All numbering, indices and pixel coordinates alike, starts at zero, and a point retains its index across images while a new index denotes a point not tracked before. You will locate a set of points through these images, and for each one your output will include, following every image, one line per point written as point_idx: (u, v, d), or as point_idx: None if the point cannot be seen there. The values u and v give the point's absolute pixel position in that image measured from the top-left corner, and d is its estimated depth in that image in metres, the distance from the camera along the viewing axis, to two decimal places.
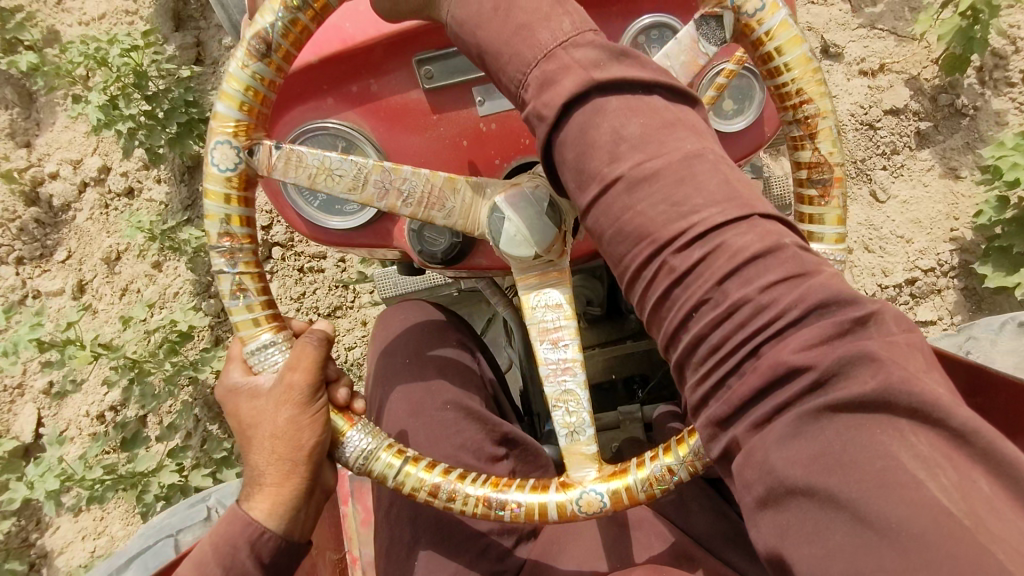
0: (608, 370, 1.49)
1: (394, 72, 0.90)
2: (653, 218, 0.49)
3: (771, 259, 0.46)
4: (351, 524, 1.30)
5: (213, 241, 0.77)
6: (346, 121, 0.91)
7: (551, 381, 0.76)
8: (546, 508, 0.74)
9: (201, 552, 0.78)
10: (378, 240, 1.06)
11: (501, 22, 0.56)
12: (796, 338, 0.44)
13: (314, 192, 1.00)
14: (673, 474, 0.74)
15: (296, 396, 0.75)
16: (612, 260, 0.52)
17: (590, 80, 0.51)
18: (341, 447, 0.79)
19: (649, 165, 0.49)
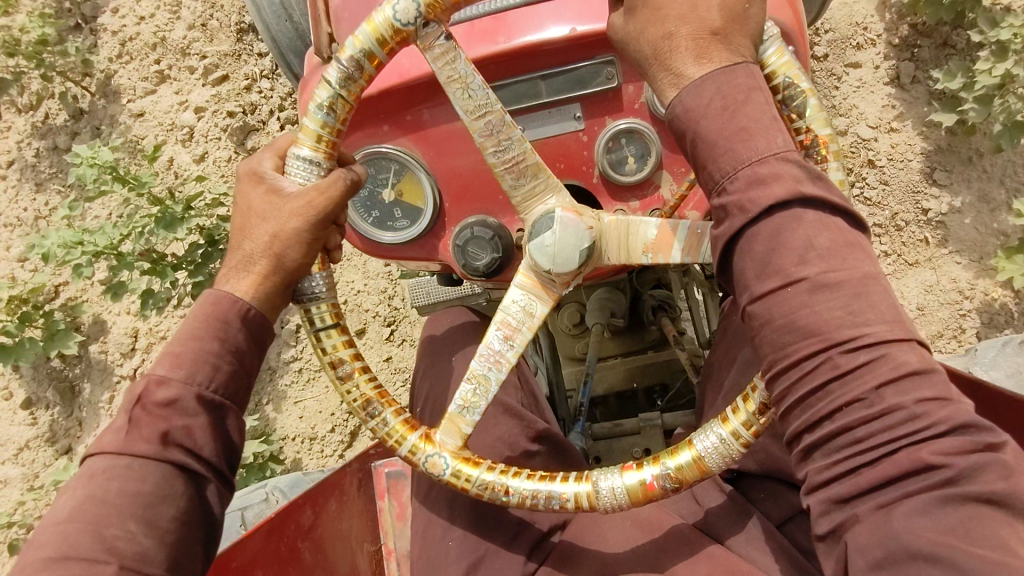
0: (629, 379, 1.57)
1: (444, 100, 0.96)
2: (828, 319, 0.57)
3: (925, 377, 0.55)
4: (387, 517, 1.36)
5: (342, 54, 0.80)
6: (401, 147, 0.98)
7: (486, 369, 0.86)
8: (402, 443, 0.87)
9: (185, 330, 0.78)
10: (424, 253, 1.05)
11: (725, 119, 0.63)
12: (937, 444, 0.52)
13: (369, 209, 1.02)
14: (505, 492, 0.84)
15: (319, 215, 0.81)
16: (769, 343, 0.60)
17: (797, 192, 0.59)
18: (304, 282, 0.85)
19: (832, 275, 0.58)
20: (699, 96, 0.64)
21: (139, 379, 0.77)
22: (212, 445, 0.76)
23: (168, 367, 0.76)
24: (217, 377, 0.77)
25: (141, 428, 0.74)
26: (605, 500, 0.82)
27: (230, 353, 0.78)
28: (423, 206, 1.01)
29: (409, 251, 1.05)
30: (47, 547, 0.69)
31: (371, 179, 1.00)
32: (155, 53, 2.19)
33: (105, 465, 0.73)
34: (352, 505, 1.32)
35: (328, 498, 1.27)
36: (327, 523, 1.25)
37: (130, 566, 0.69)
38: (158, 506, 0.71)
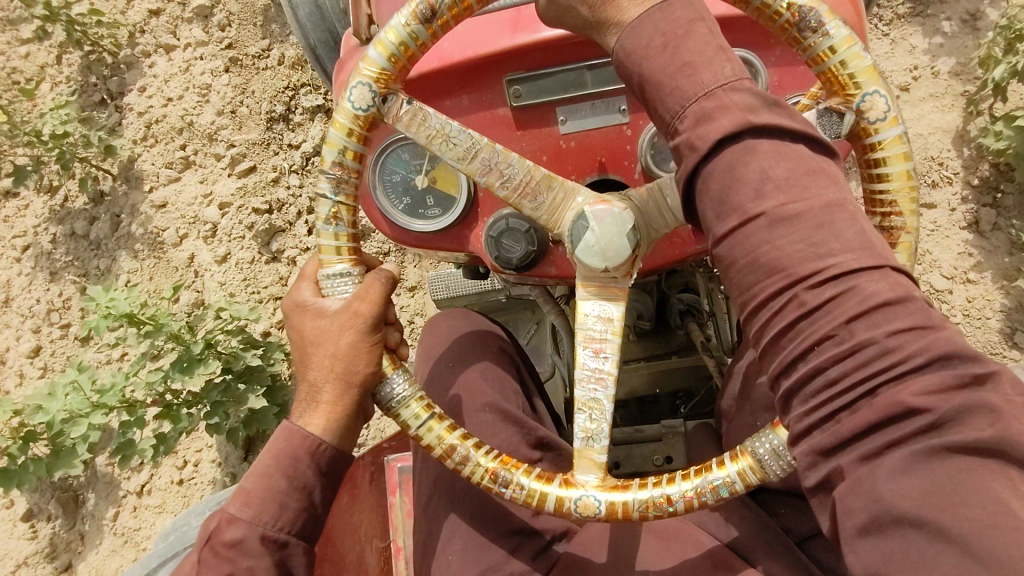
0: (652, 384, 1.53)
1: (489, 89, 0.94)
2: (790, 254, 0.54)
3: (899, 307, 0.52)
4: (398, 514, 1.33)
5: (325, 165, 0.81)
6: None
7: (592, 390, 0.80)
8: (545, 499, 0.78)
9: (261, 466, 0.80)
10: (454, 245, 1.05)
11: (667, 56, 0.60)
12: (918, 382, 0.49)
13: (400, 195, 1.02)
14: (670, 503, 0.76)
15: (369, 321, 0.79)
16: (736, 286, 0.58)
17: (747, 122, 0.56)
18: (383, 385, 0.82)
19: (792, 207, 0.55)
20: (639, 38, 0.61)
21: (216, 514, 0.81)
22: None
23: (239, 504, 0.79)
24: (284, 516, 0.79)
25: (210, 570, 0.77)
26: (772, 466, 0.73)
27: (298, 490, 0.79)
28: (457, 195, 1.01)
29: (439, 241, 1.06)
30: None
31: (405, 165, 1.00)
32: (181, 136, 2.11)
33: None
34: (363, 499, 1.31)
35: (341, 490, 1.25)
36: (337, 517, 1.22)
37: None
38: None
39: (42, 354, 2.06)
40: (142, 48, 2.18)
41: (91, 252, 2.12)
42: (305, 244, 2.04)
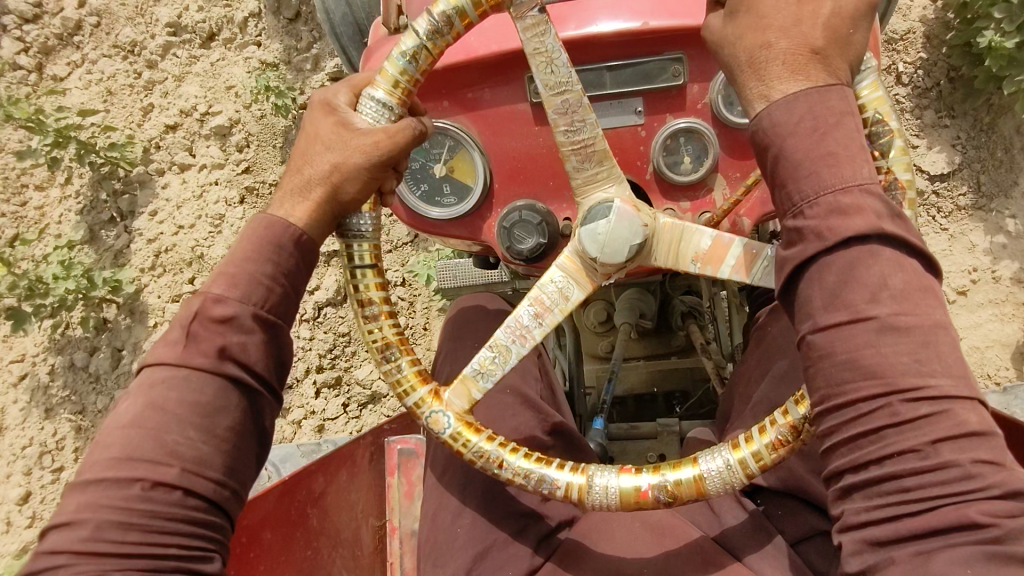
0: (650, 383, 1.55)
1: (508, 83, 0.93)
2: (894, 364, 0.58)
3: (983, 439, 0.56)
4: (394, 494, 1.34)
5: (434, 8, 0.77)
6: (459, 125, 0.94)
7: (511, 342, 0.84)
8: (412, 392, 0.85)
9: (243, 247, 0.77)
10: (467, 232, 1.00)
11: (814, 141, 0.63)
12: (989, 505, 0.54)
13: (418, 182, 0.97)
14: (500, 465, 0.82)
15: (380, 157, 0.79)
16: (826, 378, 0.61)
17: (878, 227, 0.59)
18: (355, 215, 0.84)
19: (903, 319, 0.58)
20: (791, 113, 0.64)
21: (190, 298, 0.75)
22: (262, 361, 0.75)
23: (224, 285, 0.74)
24: (271, 297, 0.76)
25: (199, 342, 0.72)
26: (596, 496, 0.79)
27: (281, 277, 0.77)
28: (473, 184, 0.96)
29: (450, 228, 1.00)
30: (114, 447, 0.69)
31: (424, 154, 0.95)
32: (190, 270, 2.09)
33: (166, 375, 0.72)
34: (361, 477, 1.33)
35: (339, 469, 1.27)
36: (337, 493, 1.26)
37: (189, 469, 0.69)
38: (215, 415, 0.71)
39: (31, 501, 1.97)
40: (156, 166, 2.18)
41: (88, 385, 2.07)
42: (310, 406, 2.00)
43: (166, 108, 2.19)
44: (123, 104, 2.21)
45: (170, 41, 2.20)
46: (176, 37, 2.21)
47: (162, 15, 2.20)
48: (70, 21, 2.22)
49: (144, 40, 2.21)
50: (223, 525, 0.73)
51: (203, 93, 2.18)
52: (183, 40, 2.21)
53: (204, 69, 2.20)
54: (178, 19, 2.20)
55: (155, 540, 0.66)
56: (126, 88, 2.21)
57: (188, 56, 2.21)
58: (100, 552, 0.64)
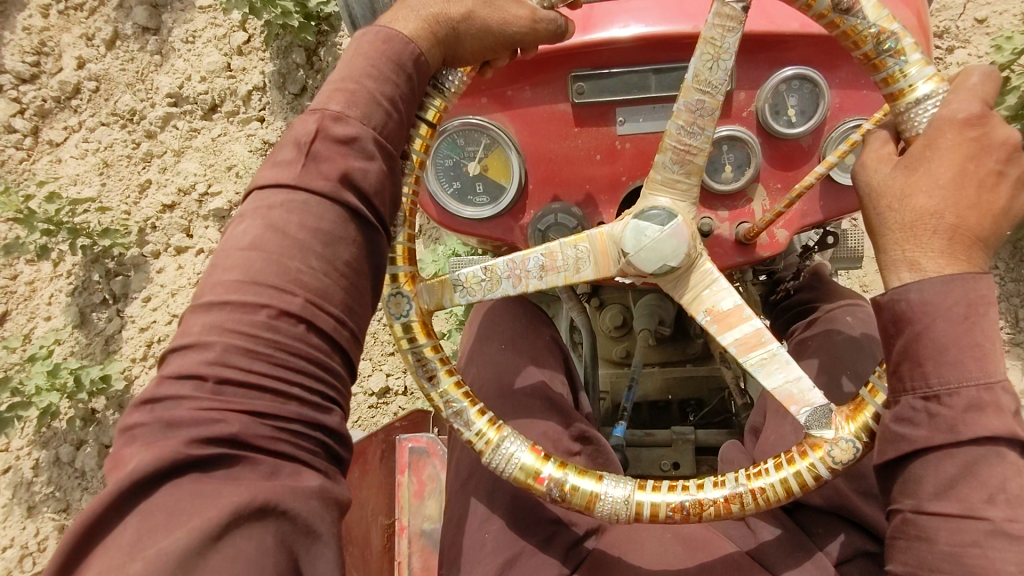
0: (665, 391, 1.51)
1: (550, 83, 0.90)
2: (1002, 570, 0.57)
3: None
4: (404, 493, 1.33)
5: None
6: (492, 121, 0.90)
7: (505, 278, 0.79)
8: (400, 262, 0.81)
9: (359, 71, 0.69)
10: (497, 232, 0.96)
11: (964, 327, 0.60)
12: None
13: (450, 179, 0.94)
14: (433, 382, 0.81)
15: (506, 39, 0.77)
16: (923, 563, 0.61)
17: (1012, 432, 0.58)
18: (446, 74, 0.77)
19: (1018, 525, 0.58)
20: (945, 295, 0.60)
21: (304, 115, 0.68)
22: (380, 196, 0.68)
23: (342, 104, 0.67)
24: (389, 127, 0.69)
25: (319, 163, 0.64)
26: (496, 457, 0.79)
27: (396, 104, 0.69)
28: (507, 185, 0.93)
29: (480, 228, 0.96)
30: (233, 269, 0.62)
31: (459, 150, 0.92)
32: None
33: (281, 200, 0.64)
34: (372, 475, 1.30)
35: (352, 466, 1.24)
36: (347, 490, 1.22)
37: (313, 301, 0.62)
38: (336, 245, 0.64)
39: None
40: (151, 248, 2.14)
41: (73, 481, 2.01)
42: None
43: (163, 185, 2.17)
44: (119, 177, 2.18)
45: (170, 111, 2.20)
46: (177, 108, 2.21)
47: (163, 84, 2.21)
48: (67, 85, 2.21)
49: (143, 109, 2.21)
50: (341, 378, 0.66)
51: (203, 170, 2.16)
52: (184, 111, 2.20)
53: (204, 144, 2.18)
54: (179, 89, 2.20)
55: (280, 378, 0.59)
56: (123, 159, 2.19)
57: (188, 127, 2.19)
58: (224, 387, 0.57)
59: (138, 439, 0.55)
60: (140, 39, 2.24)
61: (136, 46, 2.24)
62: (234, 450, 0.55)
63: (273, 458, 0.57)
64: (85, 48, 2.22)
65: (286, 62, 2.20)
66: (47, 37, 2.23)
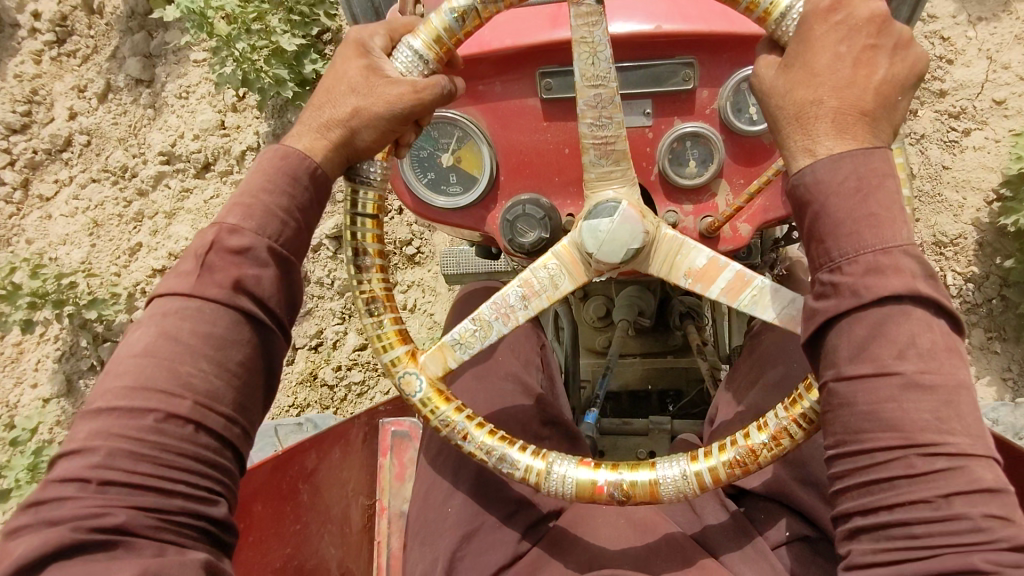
0: (644, 380, 1.56)
1: (518, 79, 0.93)
2: (915, 419, 0.59)
3: (997, 497, 0.57)
4: (385, 475, 1.37)
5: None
6: (466, 115, 0.94)
7: (494, 320, 0.83)
8: (387, 350, 0.85)
9: (257, 183, 0.74)
10: (469, 221, 1.00)
11: (855, 201, 0.63)
12: (996, 558, 0.55)
13: (424, 169, 0.98)
14: (465, 439, 0.83)
15: (403, 112, 0.77)
16: (843, 425, 0.62)
17: (913, 289, 0.60)
18: (366, 164, 0.81)
19: (928, 376, 0.59)
20: (835, 171, 0.64)
21: (202, 230, 0.72)
22: (276, 297, 0.73)
23: (238, 216, 0.72)
24: (285, 233, 0.73)
25: (213, 273, 0.69)
26: (552, 484, 0.81)
27: (297, 211, 0.74)
28: (480, 176, 0.97)
29: (453, 217, 1.01)
30: (124, 375, 0.67)
31: (432, 142, 0.96)
32: None
33: (177, 306, 0.69)
34: (354, 456, 1.35)
35: (333, 447, 1.29)
36: (326, 470, 1.27)
37: (202, 402, 0.67)
38: (227, 348, 0.69)
39: None
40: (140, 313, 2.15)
41: None
42: None
43: (154, 249, 2.19)
44: (109, 236, 2.22)
45: (162, 169, 2.23)
46: (169, 165, 2.23)
47: (156, 141, 2.25)
48: (58, 138, 2.27)
49: (135, 166, 2.25)
50: (232, 471, 0.71)
51: (193, 233, 2.17)
52: (176, 168, 2.23)
53: (195, 206, 2.19)
54: (171, 147, 2.23)
55: (166, 477, 0.63)
56: (114, 218, 2.23)
57: (179, 187, 2.22)
58: (110, 485, 0.61)
59: (20, 540, 0.59)
60: (133, 91, 2.30)
61: (128, 98, 2.30)
62: (115, 537, 0.59)
63: (156, 544, 0.61)
64: (77, 100, 2.29)
65: (280, 121, 2.20)
66: (39, 85, 2.31)
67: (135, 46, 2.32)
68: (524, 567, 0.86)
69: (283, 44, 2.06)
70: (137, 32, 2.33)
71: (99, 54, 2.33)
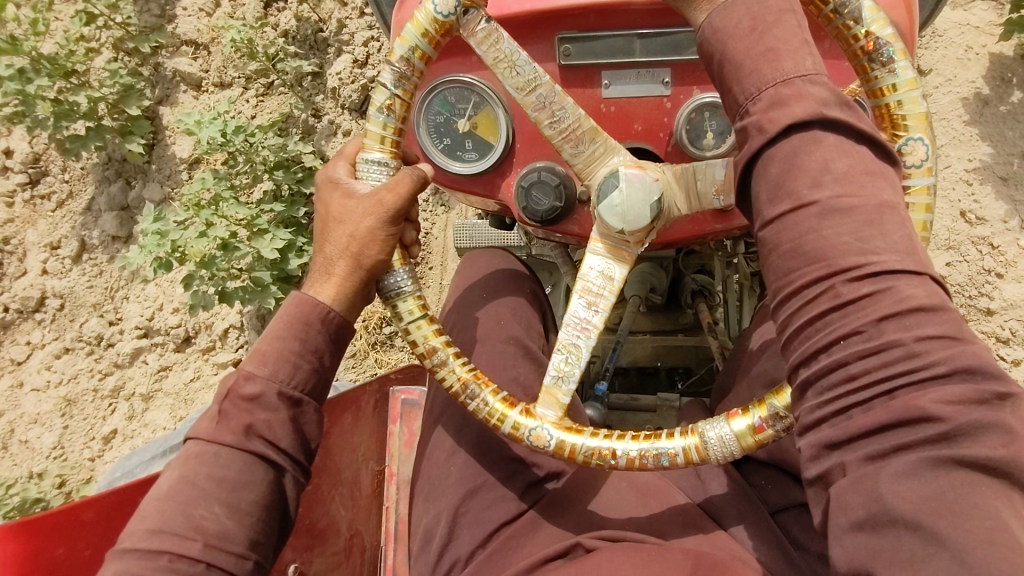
0: (654, 357, 1.57)
1: (536, 43, 0.91)
2: (834, 245, 0.53)
3: (934, 315, 0.50)
4: (395, 442, 1.39)
5: (393, 57, 0.79)
6: (482, 80, 0.93)
7: (576, 338, 0.81)
8: (503, 421, 0.80)
9: (265, 335, 0.76)
10: (483, 189, 1.01)
11: (752, 40, 0.57)
12: (941, 392, 0.48)
13: (441, 135, 0.98)
14: (615, 456, 0.78)
15: (390, 213, 0.76)
16: (774, 271, 0.56)
17: (819, 113, 0.54)
18: (387, 276, 0.80)
19: (846, 200, 0.53)
20: (729, 17, 0.58)
21: (228, 375, 0.76)
22: (290, 439, 0.74)
23: (255, 363, 0.74)
24: (298, 375, 0.75)
25: (228, 420, 0.72)
26: (715, 451, 0.76)
27: (310, 353, 0.76)
28: (495, 142, 0.96)
29: (469, 185, 1.01)
30: (148, 518, 0.69)
31: (449, 108, 0.96)
32: None
33: (198, 451, 0.72)
34: (364, 422, 1.36)
35: (344, 413, 1.29)
36: (338, 436, 1.28)
37: (213, 544, 0.68)
38: (240, 490, 0.70)
39: None
40: None
41: None
42: None
43: (129, 437, 1.94)
44: (85, 415, 1.98)
45: (140, 344, 1.99)
46: (147, 338, 2.00)
47: (132, 313, 2.01)
48: (29, 299, 2.03)
49: (111, 336, 2.01)
50: None
51: (172, 421, 1.93)
52: (155, 343, 1.99)
53: (174, 388, 1.96)
54: (149, 320, 1.99)
55: None
56: (89, 393, 1.98)
57: (157, 364, 1.98)
58: None
59: None
60: (108, 249, 2.05)
61: (104, 255, 2.06)
62: None
63: None
64: (49, 257, 2.06)
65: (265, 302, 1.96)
66: (11, 232, 2.07)
67: (112, 199, 2.08)
68: (523, 526, 0.87)
69: (264, 253, 1.76)
70: (114, 181, 2.09)
71: (71, 207, 2.09)
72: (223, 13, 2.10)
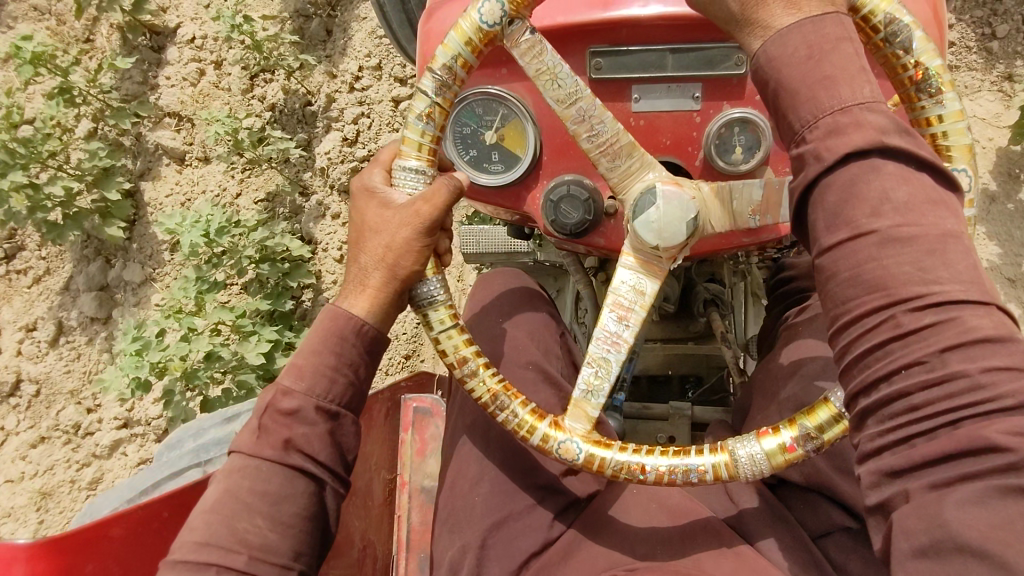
0: (665, 365, 1.55)
1: (568, 55, 0.90)
2: (896, 274, 0.52)
3: (1000, 346, 0.50)
4: (406, 450, 1.37)
5: (434, 65, 0.78)
6: (509, 91, 0.93)
7: (603, 350, 0.80)
8: (533, 432, 0.79)
9: (301, 347, 0.75)
10: (507, 201, 1.00)
11: (808, 67, 0.57)
12: (1007, 423, 0.47)
13: (467, 147, 0.96)
14: (643, 471, 0.77)
15: (426, 225, 0.74)
16: (832, 298, 0.56)
17: (878, 141, 0.54)
18: (420, 286, 0.79)
19: (907, 229, 0.53)
20: (784, 45, 0.58)
21: (264, 389, 0.75)
22: (329, 451, 0.73)
23: (292, 377, 0.73)
24: (335, 389, 0.74)
25: (268, 435, 0.72)
26: (745, 469, 0.75)
27: (345, 367, 0.74)
28: (522, 154, 0.95)
29: (492, 197, 1.00)
30: (196, 531, 0.69)
31: (476, 119, 0.94)
32: None
33: (239, 464, 0.71)
34: (376, 431, 1.34)
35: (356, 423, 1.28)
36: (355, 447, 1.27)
37: (258, 557, 0.68)
38: (281, 502, 0.70)
39: None
40: None
41: None
42: None
43: None
44: (60, 507, 2.01)
45: (120, 435, 2.04)
46: (127, 429, 2.05)
47: (112, 405, 2.07)
48: (5, 383, 2.13)
49: (89, 424, 2.07)
50: None
51: None
52: (135, 434, 2.03)
53: None
54: (129, 411, 2.04)
55: None
56: (66, 484, 2.02)
57: (138, 454, 2.02)
58: None
59: None
60: (86, 330, 2.16)
61: (82, 337, 2.16)
62: None
63: None
64: (25, 339, 2.17)
65: None
66: None
67: (91, 278, 2.19)
68: (555, 554, 0.86)
69: (249, 357, 1.79)
70: (92, 260, 2.21)
71: (50, 284, 2.20)
72: (207, 82, 2.21)
